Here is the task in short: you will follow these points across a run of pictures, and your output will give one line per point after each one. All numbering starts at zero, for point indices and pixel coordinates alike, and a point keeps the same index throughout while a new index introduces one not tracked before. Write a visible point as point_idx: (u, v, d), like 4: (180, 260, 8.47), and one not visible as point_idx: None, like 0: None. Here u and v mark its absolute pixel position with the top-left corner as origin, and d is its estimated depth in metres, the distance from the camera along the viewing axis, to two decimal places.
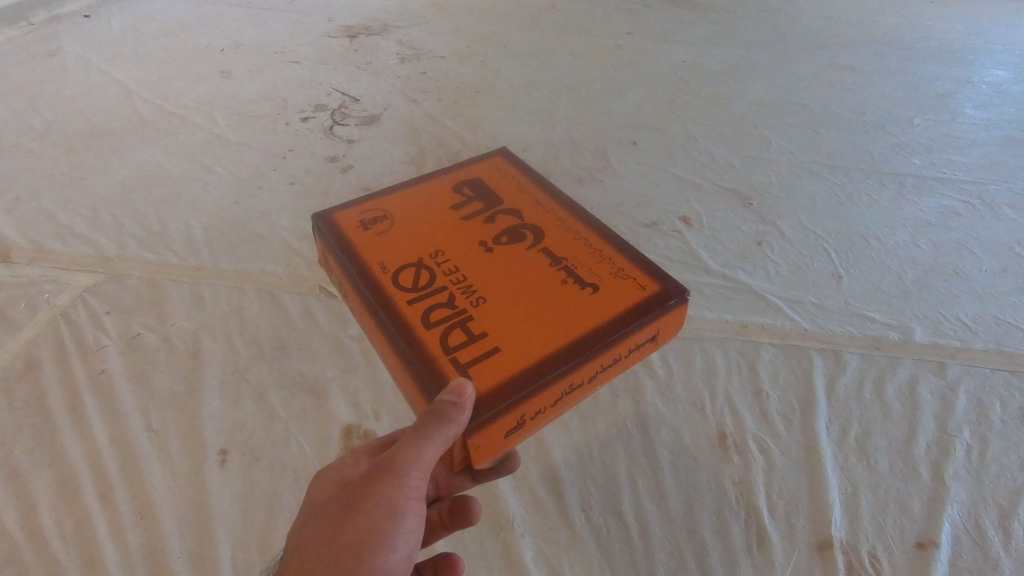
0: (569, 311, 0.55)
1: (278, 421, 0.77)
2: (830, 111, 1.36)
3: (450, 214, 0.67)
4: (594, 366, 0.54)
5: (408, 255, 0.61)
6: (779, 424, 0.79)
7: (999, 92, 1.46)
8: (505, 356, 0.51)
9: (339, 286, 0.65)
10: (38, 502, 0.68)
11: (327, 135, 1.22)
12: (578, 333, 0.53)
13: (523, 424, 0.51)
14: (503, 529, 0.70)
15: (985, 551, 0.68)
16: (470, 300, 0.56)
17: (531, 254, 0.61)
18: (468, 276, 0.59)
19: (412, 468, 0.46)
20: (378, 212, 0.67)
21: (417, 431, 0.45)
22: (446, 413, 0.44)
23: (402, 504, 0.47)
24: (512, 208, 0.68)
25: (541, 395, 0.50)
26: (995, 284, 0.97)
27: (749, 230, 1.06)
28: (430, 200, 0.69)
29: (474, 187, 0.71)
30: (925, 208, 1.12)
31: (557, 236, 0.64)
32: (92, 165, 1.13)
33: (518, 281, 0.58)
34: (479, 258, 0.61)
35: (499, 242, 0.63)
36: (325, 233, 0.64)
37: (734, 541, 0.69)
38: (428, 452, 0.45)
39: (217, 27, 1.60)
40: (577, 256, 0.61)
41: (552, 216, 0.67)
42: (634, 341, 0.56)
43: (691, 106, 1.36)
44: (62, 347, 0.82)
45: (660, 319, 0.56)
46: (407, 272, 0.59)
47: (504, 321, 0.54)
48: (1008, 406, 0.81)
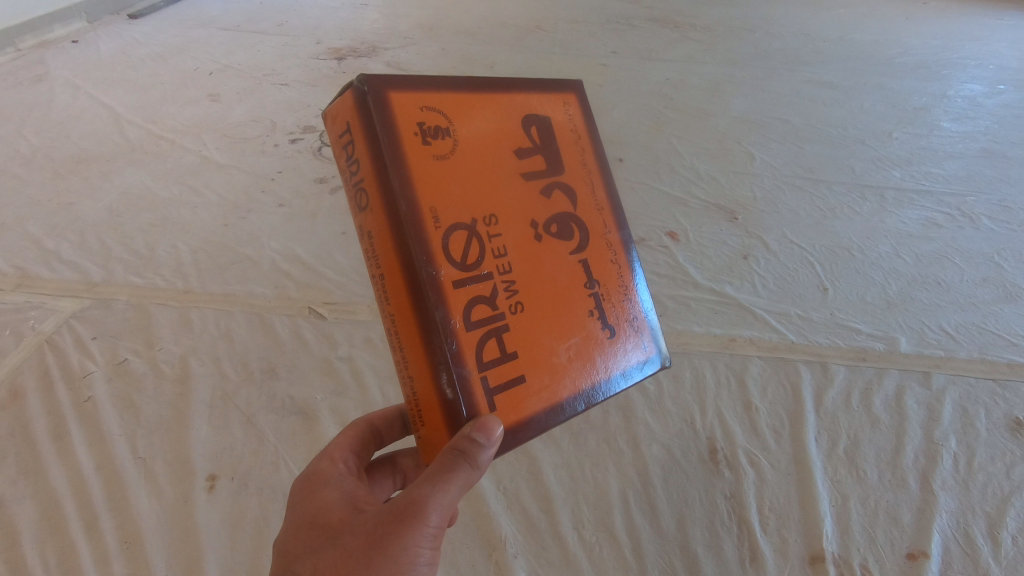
0: (587, 356, 0.45)
1: (268, 445, 0.77)
2: (811, 126, 1.39)
3: (513, 154, 0.45)
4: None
5: (457, 202, 0.41)
6: (769, 437, 0.79)
7: (974, 106, 1.50)
8: (515, 393, 0.41)
9: (357, 187, 0.40)
10: (22, 534, 0.67)
11: (316, 156, 1.23)
12: (587, 387, 0.45)
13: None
14: (495, 550, 0.69)
15: (975, 561, 0.69)
16: (508, 302, 0.42)
17: (574, 266, 0.46)
18: (511, 272, 0.43)
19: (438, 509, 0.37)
20: (438, 111, 0.41)
21: (448, 468, 0.36)
22: (479, 451, 0.36)
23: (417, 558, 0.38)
24: (575, 185, 0.48)
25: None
26: (976, 294, 0.99)
27: (735, 244, 1.07)
28: (487, 115, 0.44)
29: (548, 120, 0.48)
30: (907, 220, 1.14)
31: (603, 245, 0.49)
32: (80, 190, 1.13)
33: (555, 296, 0.44)
34: (527, 245, 0.44)
35: (551, 228, 0.46)
36: (371, 114, 0.39)
37: (727, 557, 0.69)
38: (458, 490, 0.37)
39: (206, 51, 1.61)
40: (613, 281, 0.48)
41: (603, 213, 0.50)
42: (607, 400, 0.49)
43: (676, 123, 1.38)
44: (47, 374, 0.81)
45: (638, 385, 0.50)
46: (455, 237, 0.40)
47: (529, 353, 0.42)
48: (992, 414, 0.82)
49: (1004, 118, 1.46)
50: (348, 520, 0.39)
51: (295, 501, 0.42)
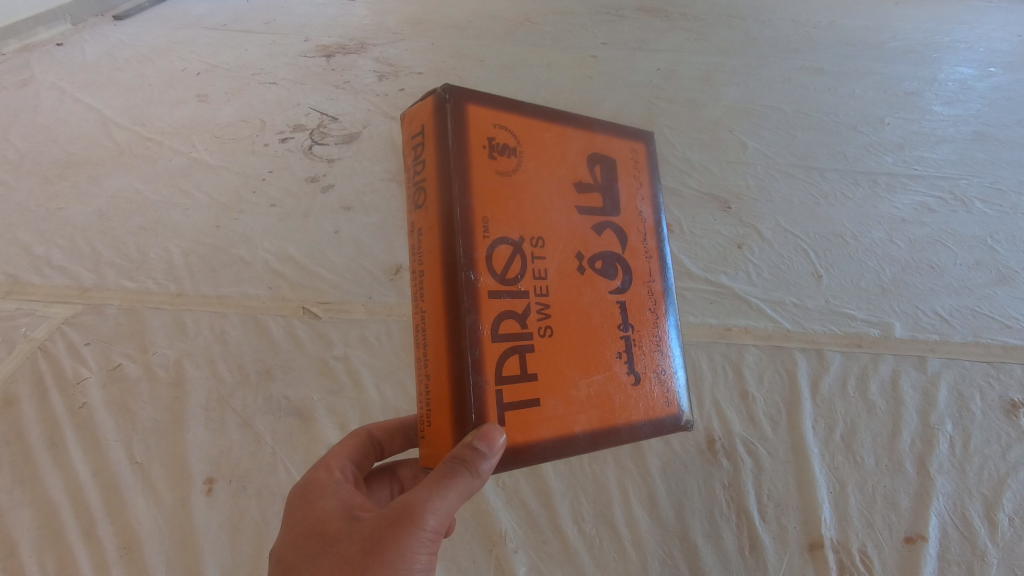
0: (605, 391, 0.44)
1: (265, 447, 0.76)
2: (803, 113, 1.39)
3: (569, 187, 0.45)
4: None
5: (507, 217, 0.41)
6: (767, 426, 0.79)
7: (965, 89, 1.50)
8: (525, 416, 0.40)
9: (418, 183, 0.41)
10: (20, 543, 0.67)
11: (307, 155, 1.22)
12: (600, 425, 0.43)
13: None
14: (496, 545, 0.70)
15: (971, 542, 0.69)
16: (539, 324, 0.42)
17: (610, 305, 0.46)
18: (547, 297, 0.43)
19: (435, 516, 0.36)
20: (509, 134, 0.42)
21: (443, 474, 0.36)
22: (477, 458, 0.35)
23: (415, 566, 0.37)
24: (625, 231, 0.49)
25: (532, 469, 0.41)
26: (970, 278, 0.99)
27: (729, 234, 1.07)
28: (551, 152, 0.45)
29: (607, 165, 0.49)
30: (900, 205, 1.14)
31: (642, 292, 0.48)
32: (69, 194, 1.12)
33: (586, 325, 0.44)
34: (567, 274, 0.44)
35: (595, 263, 0.46)
36: (449, 118, 0.40)
37: (727, 546, 0.70)
38: (454, 497, 0.36)
39: (193, 51, 1.59)
40: (647, 331, 0.48)
41: (646, 262, 0.49)
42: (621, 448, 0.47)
43: (668, 114, 1.38)
44: (40, 381, 0.81)
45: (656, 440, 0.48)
46: (499, 252, 0.40)
47: (549, 379, 0.41)
48: (987, 396, 0.83)
49: (994, 101, 1.46)
50: (345, 529, 0.39)
51: (295, 511, 0.42)
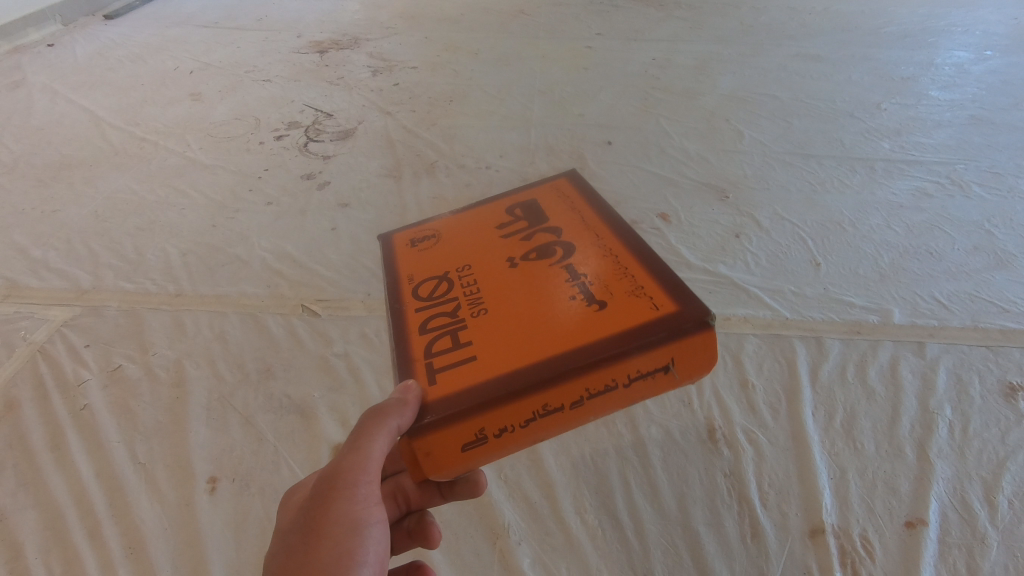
0: (567, 325, 0.48)
1: (267, 445, 0.77)
2: (800, 101, 1.38)
3: (492, 232, 0.60)
4: (579, 389, 0.45)
5: (436, 266, 0.57)
6: (767, 414, 0.80)
7: (961, 73, 1.49)
8: (483, 367, 0.46)
9: None
10: (25, 545, 0.67)
11: (303, 152, 1.22)
12: (563, 351, 0.46)
13: (484, 439, 0.45)
14: (500, 538, 0.70)
15: (972, 526, 0.70)
16: (474, 309, 0.51)
17: (553, 272, 0.53)
18: (482, 289, 0.53)
19: (364, 468, 0.44)
20: (429, 232, 0.62)
21: (360, 431, 0.44)
22: (389, 407, 0.43)
23: (363, 514, 0.43)
24: (555, 226, 0.59)
25: (511, 408, 0.44)
26: (968, 262, 1.00)
27: (727, 223, 1.07)
28: (473, 219, 0.63)
29: (527, 207, 0.63)
30: (897, 191, 1.14)
31: (588, 253, 0.55)
32: (64, 197, 1.11)
33: (523, 296, 0.51)
34: (497, 272, 0.55)
35: (528, 256, 0.56)
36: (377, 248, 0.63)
37: (729, 534, 0.70)
38: (376, 447, 0.44)
39: (186, 50, 1.58)
40: (602, 274, 0.52)
41: (590, 233, 0.57)
42: (632, 369, 0.46)
43: (664, 104, 1.37)
44: (41, 383, 0.81)
45: (671, 347, 0.46)
46: (431, 286, 0.55)
47: (502, 335, 0.48)
48: (986, 380, 0.83)
49: (991, 84, 1.45)
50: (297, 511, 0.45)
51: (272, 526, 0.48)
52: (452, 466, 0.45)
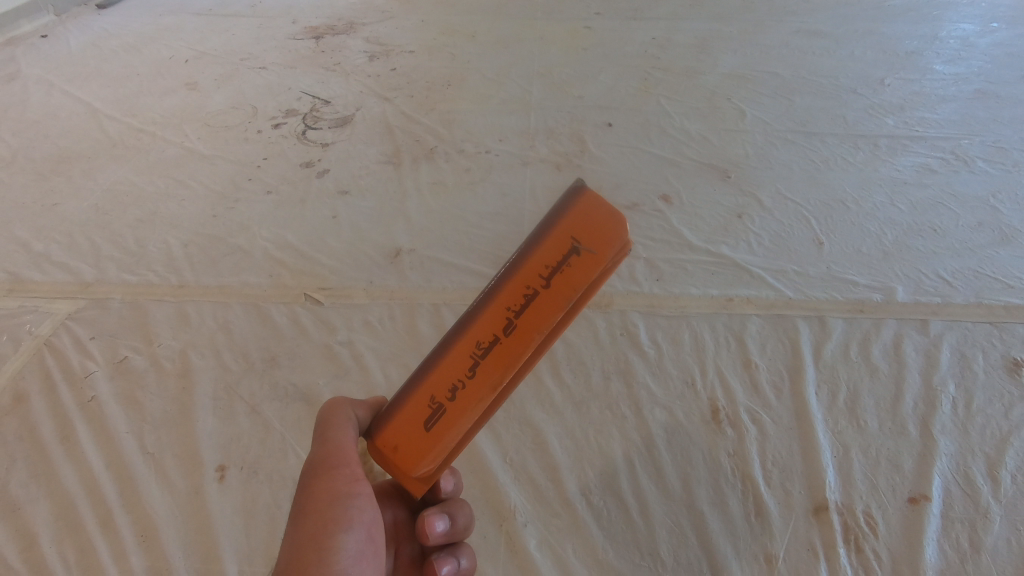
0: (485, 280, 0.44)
1: (274, 433, 0.77)
2: (802, 78, 1.36)
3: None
4: (499, 315, 0.39)
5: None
6: (770, 393, 0.80)
7: (966, 46, 1.47)
8: None
9: None
10: (40, 535, 0.68)
11: (301, 140, 1.21)
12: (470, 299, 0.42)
13: (441, 408, 0.40)
14: (506, 521, 0.71)
15: (975, 500, 0.70)
16: None
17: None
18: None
19: (331, 449, 0.46)
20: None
21: (321, 425, 0.48)
22: (337, 407, 0.49)
23: (345, 491, 0.45)
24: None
25: (443, 366, 0.41)
26: (972, 238, 0.99)
27: (729, 203, 1.06)
28: None
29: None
30: (901, 167, 1.13)
31: None
32: (64, 190, 1.11)
33: None
34: None
35: None
36: None
37: (733, 513, 0.70)
38: (334, 429, 0.47)
39: (180, 39, 1.57)
40: None
41: None
42: (533, 267, 0.39)
43: (665, 84, 1.36)
44: (49, 376, 0.82)
45: (556, 225, 0.38)
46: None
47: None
48: (990, 356, 0.83)
49: (997, 57, 1.43)
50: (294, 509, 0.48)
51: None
52: (422, 452, 0.41)
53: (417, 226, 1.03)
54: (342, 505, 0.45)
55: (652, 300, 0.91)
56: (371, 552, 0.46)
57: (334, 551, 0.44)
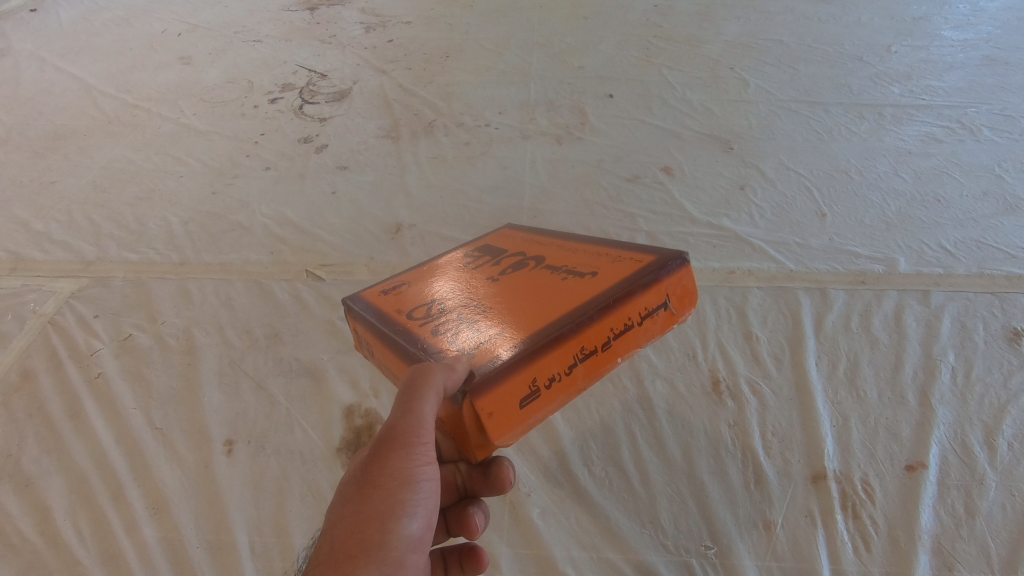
0: (568, 291, 0.48)
1: (279, 408, 0.78)
2: (807, 45, 1.34)
3: (446, 256, 0.60)
4: (606, 333, 0.45)
5: (410, 288, 0.54)
6: (770, 365, 0.80)
7: (976, 12, 1.43)
8: (514, 330, 0.44)
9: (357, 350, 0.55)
10: (54, 508, 0.70)
11: (298, 115, 1.20)
12: (577, 302, 0.46)
13: (537, 393, 0.43)
14: (509, 491, 0.72)
15: (972, 468, 0.71)
16: (464, 305, 0.49)
17: (526, 267, 0.54)
18: (459, 287, 0.52)
19: (416, 423, 0.40)
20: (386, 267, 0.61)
21: (409, 388, 0.39)
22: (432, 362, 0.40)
23: (417, 470, 0.41)
24: (507, 244, 0.61)
25: (552, 355, 0.43)
26: (976, 209, 0.98)
27: (731, 175, 1.05)
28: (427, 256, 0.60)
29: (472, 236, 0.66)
30: (906, 137, 1.11)
31: (555, 248, 0.57)
32: (61, 167, 1.10)
33: (510, 284, 0.51)
34: (468, 279, 0.53)
35: (499, 265, 0.56)
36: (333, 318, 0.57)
37: (733, 482, 0.71)
38: (426, 406, 0.39)
39: (172, 12, 1.53)
40: (577, 256, 0.54)
41: (545, 241, 0.60)
42: (639, 304, 0.47)
43: (667, 53, 1.33)
44: (55, 354, 0.82)
45: (664, 281, 0.49)
46: (410, 300, 0.52)
47: (505, 309, 0.47)
48: (990, 326, 0.83)
49: (1007, 22, 1.40)
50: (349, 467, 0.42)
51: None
52: (510, 426, 0.42)
53: (417, 201, 1.03)
54: (411, 486, 0.41)
55: None
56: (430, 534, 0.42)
57: (398, 532, 0.40)
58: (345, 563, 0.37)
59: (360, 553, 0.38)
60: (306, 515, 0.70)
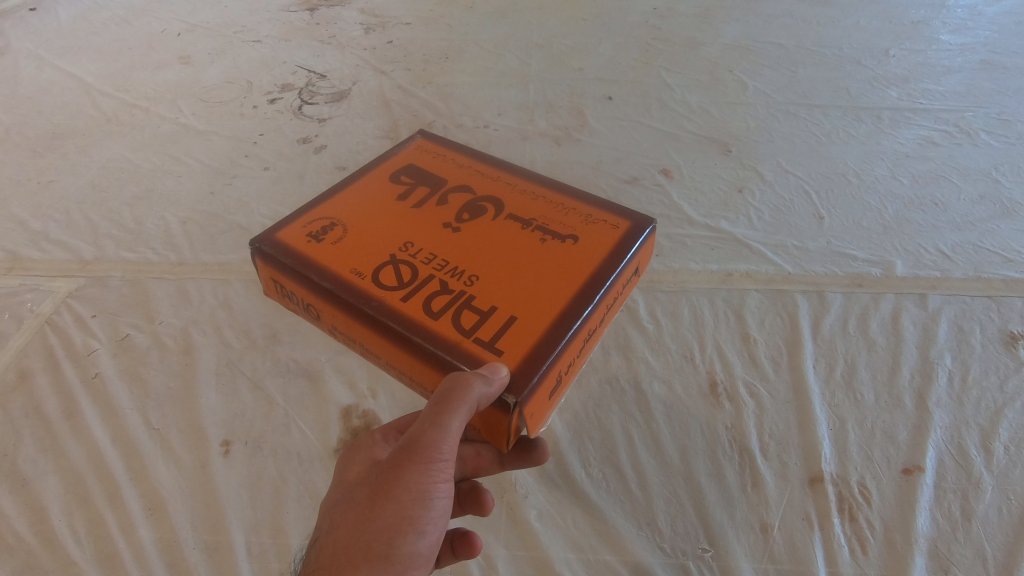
0: (559, 261, 0.57)
1: (277, 408, 0.78)
2: (806, 49, 1.34)
3: (400, 204, 0.63)
4: (603, 308, 0.56)
5: (377, 253, 0.57)
6: (767, 367, 0.80)
7: (974, 16, 1.44)
8: (534, 320, 0.52)
9: (307, 306, 0.58)
10: (50, 508, 0.70)
11: (297, 115, 1.20)
12: (577, 281, 0.55)
13: (560, 381, 0.52)
14: (507, 493, 0.72)
15: (968, 471, 0.71)
16: (463, 282, 0.55)
17: (498, 225, 0.61)
18: (438, 254, 0.58)
19: (440, 439, 0.45)
20: (328, 222, 0.61)
21: (443, 401, 0.44)
22: (469, 382, 0.44)
23: (431, 489, 0.46)
24: (461, 184, 0.66)
25: (572, 346, 0.52)
26: (973, 212, 0.99)
27: (730, 177, 1.06)
28: (374, 199, 0.64)
29: (412, 171, 0.68)
30: (903, 140, 1.12)
31: (518, 196, 0.64)
32: (59, 167, 1.10)
33: (494, 252, 0.58)
34: (445, 239, 0.59)
35: (463, 217, 0.62)
36: (269, 262, 0.58)
37: (730, 484, 0.72)
38: (454, 423, 0.44)
39: (171, 11, 1.53)
40: (544, 209, 0.63)
41: (499, 183, 0.66)
42: (624, 277, 0.58)
43: (665, 55, 1.33)
44: (52, 354, 0.82)
45: (639, 251, 0.60)
46: (386, 270, 0.56)
47: (504, 286, 0.54)
48: (987, 329, 0.83)
49: (1004, 26, 1.40)
50: (371, 471, 0.48)
51: (339, 467, 0.56)
52: (540, 412, 0.51)
53: None
54: (424, 503, 0.46)
55: (651, 276, 0.91)
56: (435, 544, 0.48)
57: (403, 545, 0.46)
58: (350, 568, 0.44)
59: (366, 561, 0.44)
60: (302, 516, 0.70)
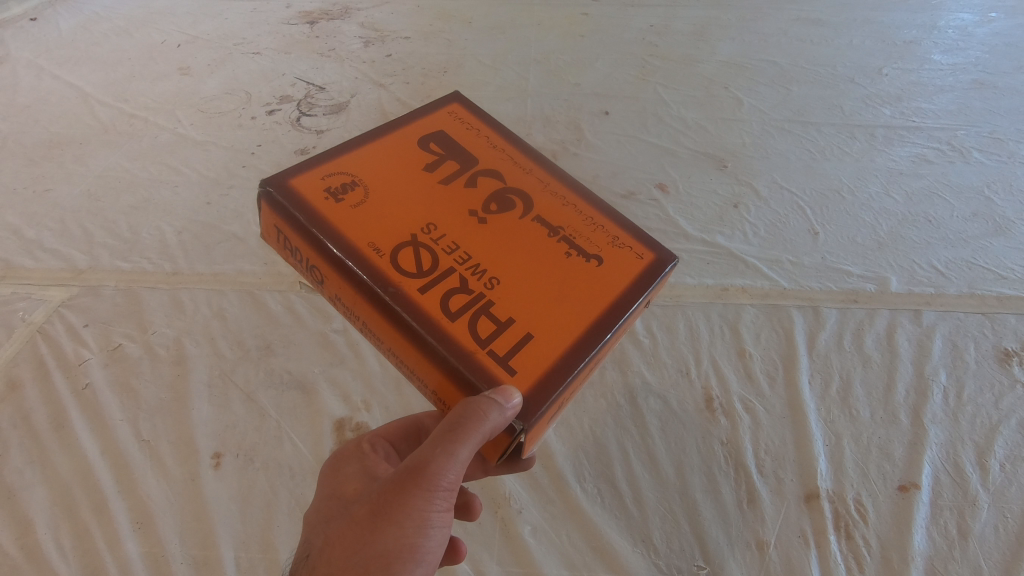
0: (580, 282, 0.54)
1: (269, 421, 0.78)
2: (800, 67, 1.35)
3: (425, 177, 0.59)
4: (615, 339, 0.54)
5: (396, 230, 0.54)
6: (763, 382, 0.80)
7: (965, 36, 1.45)
8: (548, 341, 0.50)
9: (312, 267, 0.55)
10: (36, 521, 0.69)
11: (295, 127, 1.20)
12: (598, 309, 0.52)
13: (563, 406, 0.51)
14: (501, 508, 0.71)
15: (963, 488, 0.72)
16: (483, 283, 0.52)
17: (524, 224, 0.57)
18: (460, 244, 0.55)
19: (446, 466, 0.44)
20: (350, 179, 0.57)
21: (455, 428, 0.43)
22: (485, 408, 0.43)
23: (432, 515, 0.45)
24: (490, 169, 0.62)
25: (581, 375, 0.50)
26: (966, 229, 1.00)
27: (726, 192, 1.06)
28: (400, 165, 0.60)
29: (442, 139, 0.64)
30: (897, 157, 1.13)
31: (548, 196, 0.61)
32: (55, 176, 1.10)
33: (518, 253, 0.55)
34: (468, 228, 0.56)
35: (489, 207, 0.58)
36: (279, 206, 0.54)
37: (725, 500, 0.71)
38: (465, 451, 0.43)
39: (173, 22, 1.49)
40: (573, 218, 0.59)
41: (530, 177, 0.62)
42: (641, 312, 0.55)
43: (662, 71, 1.34)
44: (42, 364, 0.81)
45: (660, 288, 0.57)
46: (406, 253, 0.53)
47: (522, 297, 0.52)
48: (981, 346, 0.84)
49: (994, 47, 1.43)
50: (372, 490, 0.47)
51: (331, 476, 0.54)
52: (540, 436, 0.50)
53: None
54: (423, 530, 0.45)
55: None
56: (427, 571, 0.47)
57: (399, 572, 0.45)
58: None
59: None
60: (293, 530, 0.71)
